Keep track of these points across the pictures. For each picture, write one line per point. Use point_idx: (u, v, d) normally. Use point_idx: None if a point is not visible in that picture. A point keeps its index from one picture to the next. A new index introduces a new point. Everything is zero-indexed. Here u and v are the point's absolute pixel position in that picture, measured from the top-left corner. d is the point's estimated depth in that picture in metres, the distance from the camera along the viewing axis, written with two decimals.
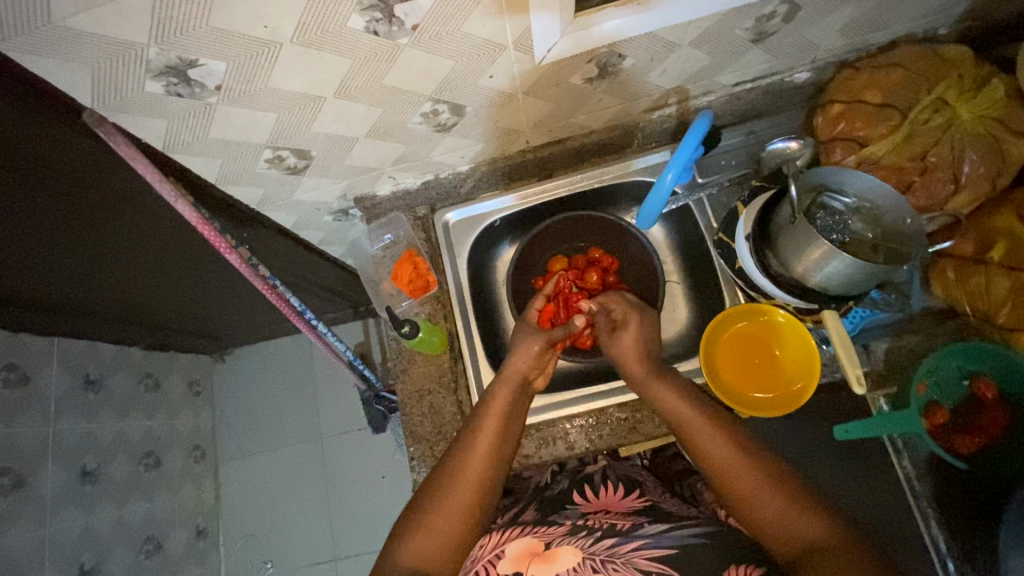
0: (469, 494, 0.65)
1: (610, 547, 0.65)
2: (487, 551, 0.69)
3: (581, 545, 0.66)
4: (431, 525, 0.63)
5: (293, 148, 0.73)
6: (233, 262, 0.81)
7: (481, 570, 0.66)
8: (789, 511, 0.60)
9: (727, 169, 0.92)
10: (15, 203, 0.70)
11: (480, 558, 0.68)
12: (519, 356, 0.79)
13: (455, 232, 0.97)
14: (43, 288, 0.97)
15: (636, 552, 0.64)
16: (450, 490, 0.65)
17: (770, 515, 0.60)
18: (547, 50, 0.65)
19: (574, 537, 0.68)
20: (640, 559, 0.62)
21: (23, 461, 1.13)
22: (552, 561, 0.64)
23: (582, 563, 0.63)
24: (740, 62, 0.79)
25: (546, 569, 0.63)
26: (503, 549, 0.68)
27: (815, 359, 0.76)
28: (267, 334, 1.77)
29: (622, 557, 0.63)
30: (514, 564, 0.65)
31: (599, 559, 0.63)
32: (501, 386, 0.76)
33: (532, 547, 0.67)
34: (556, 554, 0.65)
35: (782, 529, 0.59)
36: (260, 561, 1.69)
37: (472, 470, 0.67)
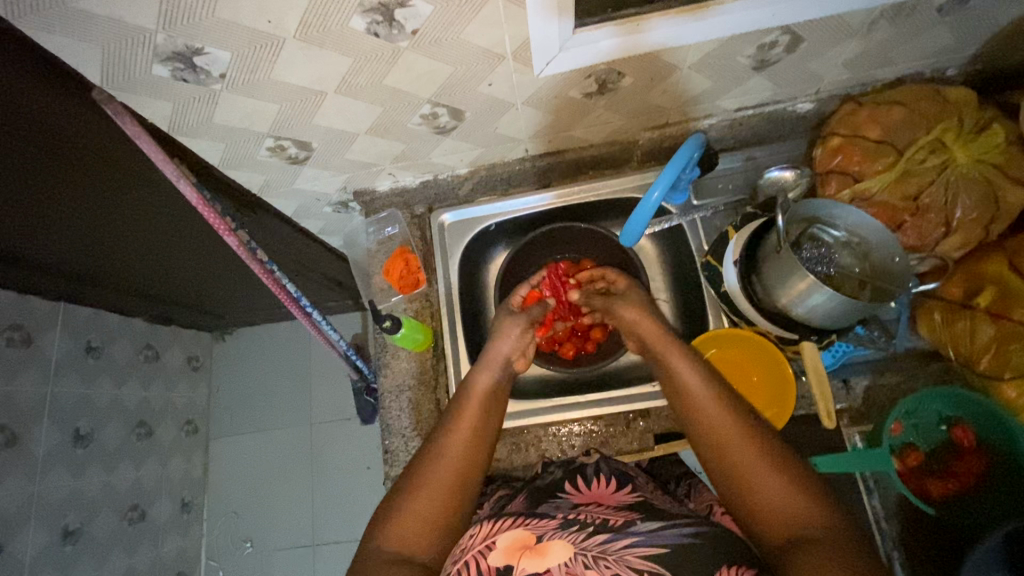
0: (451, 475, 0.65)
1: (602, 543, 0.59)
2: (477, 542, 0.64)
3: (572, 540, 0.60)
4: (415, 511, 0.61)
5: (294, 139, 0.75)
6: (231, 244, 0.83)
7: (469, 563, 0.60)
8: (785, 499, 0.55)
9: (724, 193, 0.92)
10: (25, 169, 0.72)
11: (469, 549, 0.63)
12: (506, 340, 0.82)
13: (449, 233, 0.98)
14: (50, 254, 1.00)
15: (628, 549, 0.58)
16: (431, 477, 0.64)
17: (764, 496, 0.56)
18: (545, 63, 0.66)
19: (566, 532, 0.62)
20: (631, 557, 0.57)
21: (19, 418, 1.17)
22: (543, 556, 0.58)
23: (573, 559, 0.58)
24: (742, 88, 0.79)
25: (539, 563, 0.58)
26: (495, 541, 0.63)
27: (790, 389, 0.78)
28: (267, 317, 1.80)
29: (613, 554, 0.58)
30: (505, 556, 0.60)
31: (591, 554, 0.58)
32: (479, 372, 0.77)
33: (524, 539, 0.61)
34: (548, 548, 0.59)
35: (773, 515, 0.55)
36: (241, 539, 1.72)
37: (454, 454, 0.66)
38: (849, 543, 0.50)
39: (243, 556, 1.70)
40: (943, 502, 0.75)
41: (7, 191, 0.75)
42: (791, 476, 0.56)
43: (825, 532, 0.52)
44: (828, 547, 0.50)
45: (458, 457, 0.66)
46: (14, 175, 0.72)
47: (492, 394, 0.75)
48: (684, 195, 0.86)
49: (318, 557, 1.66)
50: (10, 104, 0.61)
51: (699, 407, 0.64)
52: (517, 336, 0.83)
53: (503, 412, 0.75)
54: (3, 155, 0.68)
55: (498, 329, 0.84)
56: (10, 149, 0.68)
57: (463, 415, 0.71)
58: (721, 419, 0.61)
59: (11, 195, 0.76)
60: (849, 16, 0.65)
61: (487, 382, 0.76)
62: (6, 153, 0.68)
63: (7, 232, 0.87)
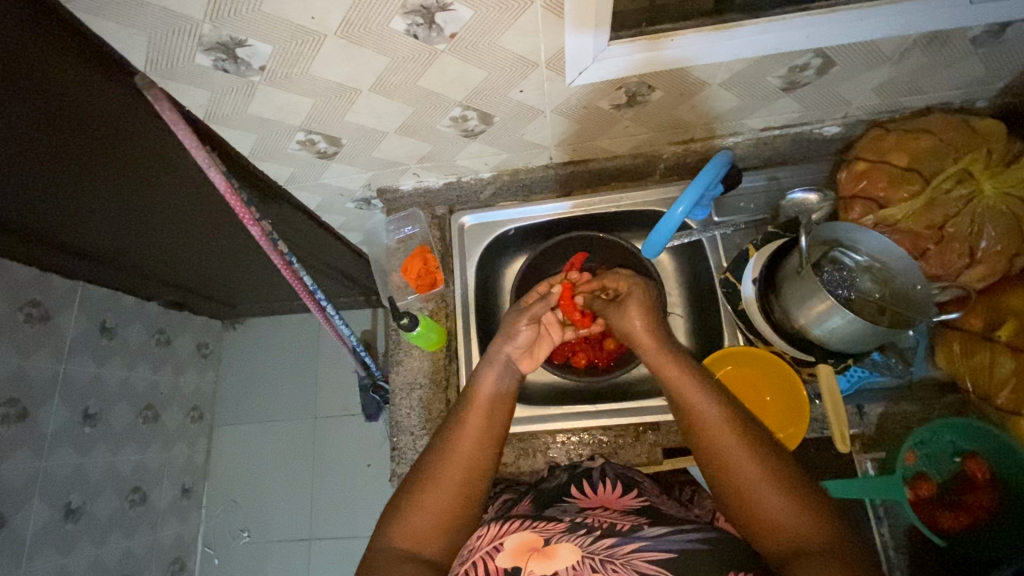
0: (461, 471, 0.66)
1: (609, 547, 0.59)
2: (486, 542, 0.63)
3: (580, 544, 0.60)
4: (426, 506, 0.63)
5: (325, 134, 0.77)
6: (254, 233, 0.85)
7: (477, 563, 0.60)
8: (790, 514, 0.56)
9: (745, 212, 0.91)
10: (63, 148, 0.74)
11: (476, 549, 0.62)
12: (515, 341, 0.81)
13: (469, 236, 0.97)
14: (78, 233, 1.03)
15: (636, 554, 0.58)
16: (440, 473, 0.65)
17: (767, 510, 0.57)
18: (578, 73, 0.67)
19: (573, 535, 0.62)
20: (638, 562, 0.56)
21: (31, 392, 1.23)
22: (551, 558, 0.58)
23: (581, 562, 0.57)
24: (770, 107, 0.80)
25: (546, 566, 0.57)
26: (503, 542, 0.63)
27: (805, 411, 0.75)
28: (279, 309, 1.82)
29: (621, 558, 0.57)
30: (513, 558, 0.59)
31: (599, 559, 0.57)
32: (482, 380, 0.76)
33: (531, 542, 0.61)
34: (556, 550, 0.59)
35: (776, 529, 0.56)
36: (238, 529, 1.72)
37: (463, 452, 0.67)
38: (849, 554, 0.52)
39: (240, 545, 1.71)
40: (953, 535, 0.74)
41: (45, 170, 0.78)
42: (792, 488, 0.57)
43: (824, 543, 0.53)
44: (830, 555, 0.52)
45: (466, 456, 0.67)
46: (54, 156, 0.75)
47: (501, 396, 0.75)
48: (705, 210, 0.86)
49: (314, 552, 1.67)
50: (53, 84, 0.63)
51: (699, 422, 0.65)
52: (525, 336, 0.81)
53: (511, 414, 0.75)
54: (42, 134, 0.70)
55: (507, 327, 0.82)
56: (49, 130, 0.70)
57: (471, 415, 0.71)
58: (722, 432, 0.63)
59: (47, 174, 0.79)
60: (882, 42, 0.66)
61: (490, 389, 0.75)
62: (44, 133, 0.70)
63: (42, 211, 0.90)
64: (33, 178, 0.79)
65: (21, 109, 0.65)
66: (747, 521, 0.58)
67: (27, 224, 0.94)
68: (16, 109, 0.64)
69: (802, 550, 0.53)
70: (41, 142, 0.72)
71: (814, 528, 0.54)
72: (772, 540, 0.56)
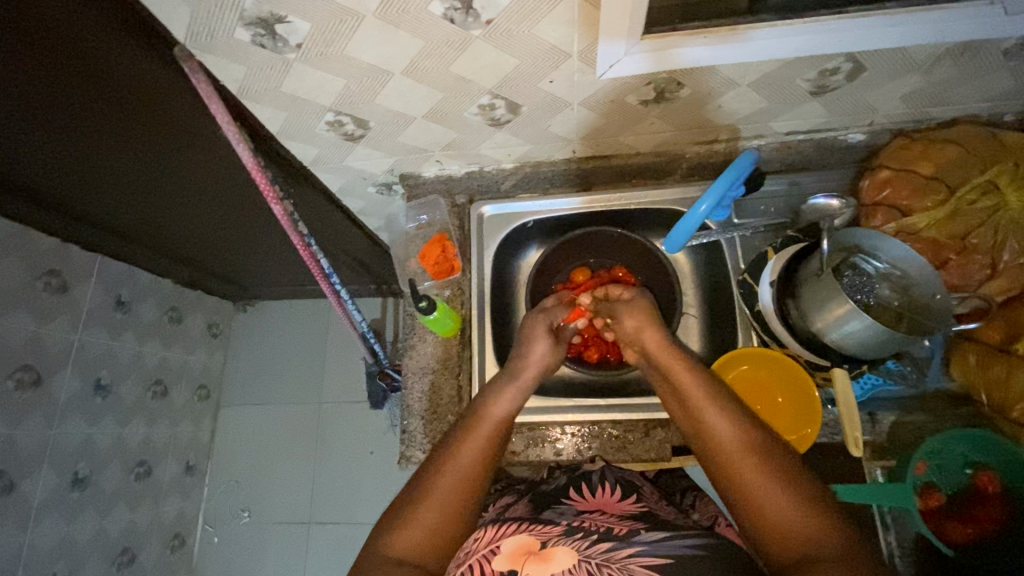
0: (455, 485, 0.64)
1: (606, 551, 0.58)
2: (481, 546, 0.62)
3: (577, 547, 0.60)
4: (420, 519, 0.61)
5: (354, 116, 0.77)
6: (276, 212, 0.86)
7: (474, 566, 0.59)
8: (803, 520, 0.54)
9: (764, 216, 0.91)
10: (95, 114, 0.76)
11: (472, 553, 0.62)
12: (535, 353, 0.82)
13: (488, 225, 0.96)
14: (101, 199, 1.05)
15: (633, 558, 0.57)
16: (436, 481, 0.64)
17: (778, 516, 0.54)
18: (609, 66, 0.67)
19: (570, 538, 0.62)
20: (634, 565, 0.56)
21: (46, 360, 1.25)
22: (548, 560, 0.58)
23: (577, 565, 0.57)
24: (797, 111, 0.80)
25: (543, 569, 0.57)
26: (499, 546, 0.62)
27: (817, 413, 0.74)
28: (291, 293, 1.83)
29: (617, 562, 0.57)
30: (509, 561, 0.59)
31: (595, 562, 0.57)
32: (498, 401, 0.75)
33: (529, 545, 0.61)
34: (553, 554, 0.58)
35: (787, 535, 0.54)
36: (238, 509, 1.74)
37: (461, 464, 0.66)
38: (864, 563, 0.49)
39: (240, 525, 1.72)
40: (963, 545, 0.74)
41: (78, 132, 0.80)
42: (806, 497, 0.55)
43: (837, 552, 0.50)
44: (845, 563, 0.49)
45: (458, 474, 0.65)
46: (86, 120, 0.77)
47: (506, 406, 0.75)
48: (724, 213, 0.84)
49: (313, 536, 1.68)
50: (87, 53, 0.64)
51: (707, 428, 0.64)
52: (543, 348, 0.83)
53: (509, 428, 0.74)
54: (79, 99, 0.72)
55: (525, 344, 0.83)
56: (75, 94, 0.71)
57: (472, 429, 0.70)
58: (731, 438, 0.61)
59: (73, 135, 0.81)
60: (913, 50, 0.66)
61: (501, 411, 0.74)
62: (72, 97, 0.72)
63: (73, 174, 0.93)
64: (59, 137, 0.81)
65: (55, 70, 0.66)
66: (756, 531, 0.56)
67: (53, 184, 0.97)
68: (56, 72, 0.67)
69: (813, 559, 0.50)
70: (76, 106, 0.74)
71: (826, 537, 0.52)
72: (782, 550, 0.54)
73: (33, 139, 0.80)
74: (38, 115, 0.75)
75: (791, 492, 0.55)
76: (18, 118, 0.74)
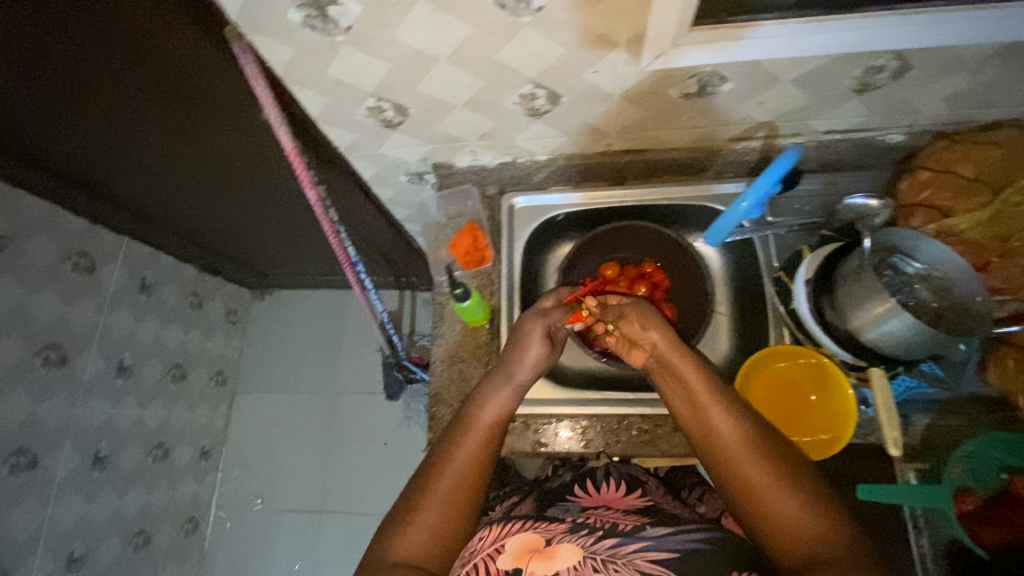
0: (453, 487, 0.65)
1: (611, 547, 0.65)
2: (487, 544, 0.68)
3: (581, 544, 0.65)
4: (421, 522, 0.62)
5: (394, 102, 0.78)
6: (309, 197, 0.94)
7: (479, 565, 0.65)
8: (804, 521, 0.56)
9: (800, 215, 0.90)
10: (139, 92, 0.78)
11: (478, 551, 0.67)
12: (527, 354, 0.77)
13: (519, 216, 0.97)
14: (134, 177, 1.07)
15: (638, 553, 0.64)
16: (436, 485, 0.65)
17: (782, 517, 0.57)
18: (654, 58, 0.67)
19: (575, 535, 0.67)
20: (640, 561, 0.62)
21: (72, 339, 1.26)
22: (553, 558, 0.63)
23: (582, 562, 0.63)
24: (837, 110, 0.80)
25: (548, 566, 0.62)
26: (504, 545, 0.67)
27: (851, 412, 0.74)
28: (309, 283, 1.84)
29: (623, 558, 0.63)
30: (514, 559, 0.64)
31: (600, 559, 0.63)
32: (485, 405, 0.72)
33: (533, 543, 0.66)
34: (557, 551, 0.64)
35: (790, 535, 0.56)
36: (251, 495, 1.75)
37: (461, 465, 0.67)
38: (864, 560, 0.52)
39: (252, 512, 1.73)
40: (998, 552, 0.70)
41: (122, 106, 0.82)
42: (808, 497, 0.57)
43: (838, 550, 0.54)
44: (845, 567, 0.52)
45: (456, 476, 0.66)
46: (131, 95, 0.79)
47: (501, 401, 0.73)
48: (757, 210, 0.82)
49: (324, 525, 1.68)
50: (128, 22, 0.65)
51: (710, 427, 0.63)
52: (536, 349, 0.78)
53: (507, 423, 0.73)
54: (127, 74, 0.74)
55: (517, 346, 0.78)
56: (125, 69, 0.73)
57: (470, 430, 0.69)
58: (735, 438, 0.61)
59: (109, 113, 0.83)
60: (962, 49, 0.66)
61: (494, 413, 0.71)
62: (112, 70, 0.73)
63: (111, 149, 0.95)
64: (102, 111, 0.83)
65: (110, 42, 0.68)
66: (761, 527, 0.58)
67: (91, 159, 0.99)
68: (110, 44, 0.69)
69: (817, 560, 0.53)
70: (123, 80, 0.76)
71: (829, 535, 0.55)
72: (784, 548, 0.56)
73: (70, 116, 0.83)
74: (85, 88, 0.76)
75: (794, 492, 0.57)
76: (57, 89, 0.76)
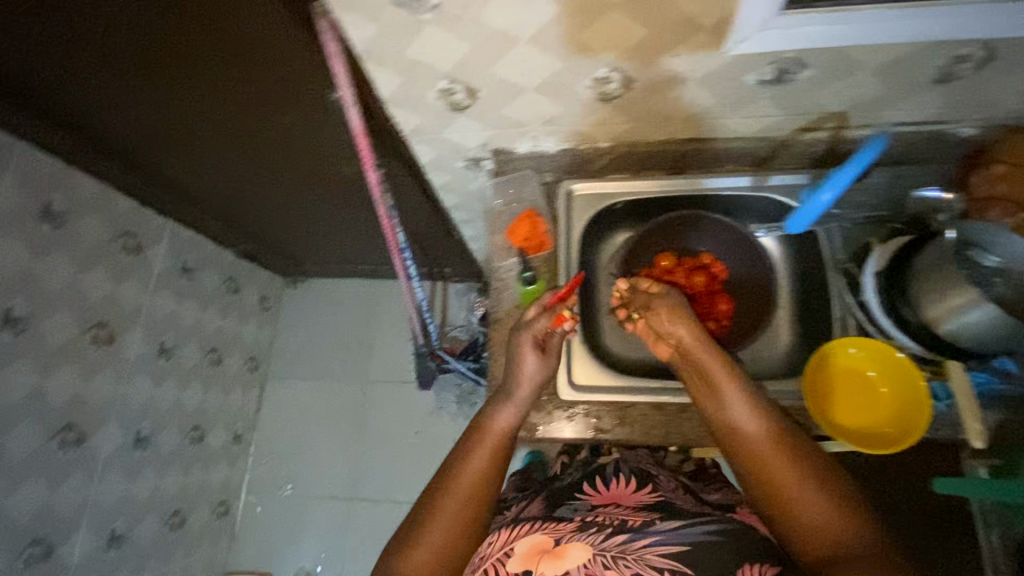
0: (459, 505, 0.67)
1: (622, 544, 0.61)
2: (497, 549, 0.64)
3: (591, 542, 0.61)
4: (430, 539, 0.64)
5: (467, 84, 0.78)
6: (371, 178, 0.97)
7: (490, 569, 0.61)
8: (828, 515, 0.57)
9: (863, 209, 0.89)
10: (214, 63, 0.79)
11: (486, 558, 0.64)
12: (524, 372, 0.78)
13: (577, 204, 0.96)
14: (192, 152, 1.08)
15: (649, 549, 0.60)
16: (444, 502, 0.67)
17: (806, 511, 0.58)
18: (739, 42, 0.67)
19: (585, 534, 0.63)
20: (652, 557, 0.59)
21: (119, 318, 1.27)
22: (562, 559, 0.59)
23: (593, 560, 0.59)
24: (912, 101, 0.79)
25: (558, 567, 0.58)
26: (513, 547, 0.63)
27: (925, 407, 0.73)
28: (343, 272, 1.85)
29: (634, 554, 0.59)
30: (523, 562, 0.61)
31: (610, 556, 0.59)
32: (499, 415, 0.76)
33: (542, 544, 0.62)
34: (567, 551, 0.60)
35: (815, 529, 0.57)
36: (281, 481, 1.76)
37: (467, 481, 0.69)
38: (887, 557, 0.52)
39: (282, 497, 1.74)
40: None
41: (195, 77, 0.83)
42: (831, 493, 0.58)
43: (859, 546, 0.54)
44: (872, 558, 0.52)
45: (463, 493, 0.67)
46: (205, 66, 0.80)
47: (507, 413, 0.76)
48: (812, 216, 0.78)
49: (353, 512, 1.69)
50: None
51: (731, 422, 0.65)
52: (532, 367, 0.79)
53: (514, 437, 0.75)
54: (206, 44, 0.75)
55: (513, 362, 0.79)
56: (204, 38, 0.74)
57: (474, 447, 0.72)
58: (758, 434, 0.63)
59: (178, 83, 0.85)
60: None
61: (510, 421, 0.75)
62: (193, 37, 0.74)
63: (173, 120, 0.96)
64: (173, 78, 0.83)
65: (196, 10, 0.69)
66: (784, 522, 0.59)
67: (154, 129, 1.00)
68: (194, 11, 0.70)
69: (835, 555, 0.54)
70: (200, 49, 0.76)
71: (855, 530, 0.55)
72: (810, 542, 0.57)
73: (139, 83, 0.86)
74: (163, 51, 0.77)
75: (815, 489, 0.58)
76: (139, 46, 0.78)
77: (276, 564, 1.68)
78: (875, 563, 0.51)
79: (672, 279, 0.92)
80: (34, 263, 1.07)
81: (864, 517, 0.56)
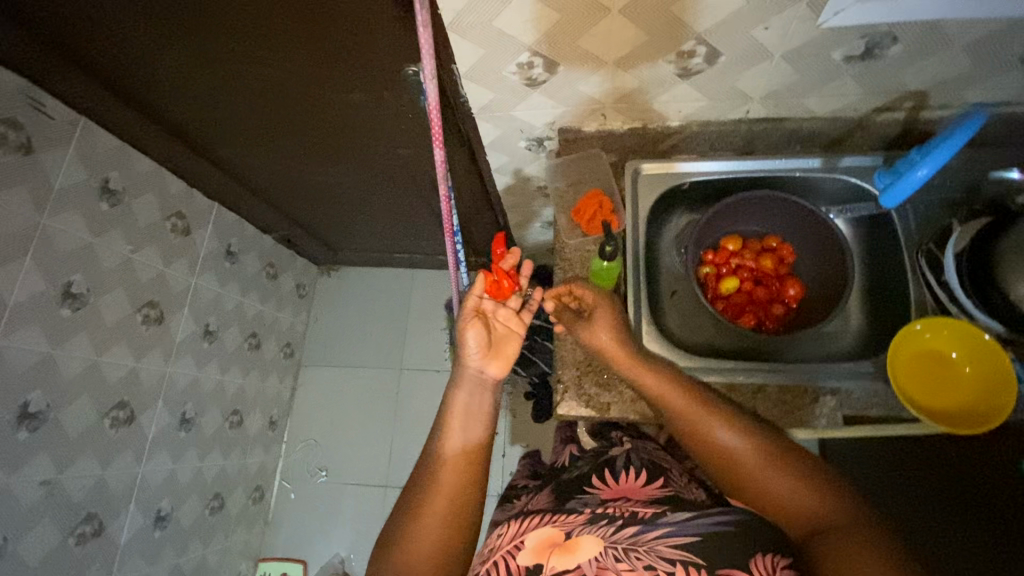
0: (442, 505, 0.68)
1: (632, 536, 0.64)
2: (506, 542, 0.69)
3: (602, 535, 0.65)
4: (418, 544, 0.66)
5: (546, 58, 0.78)
6: (435, 157, 0.81)
7: (500, 562, 0.66)
8: (795, 495, 0.63)
9: (938, 189, 0.88)
10: (289, 36, 0.78)
11: (498, 549, 0.69)
12: (468, 348, 0.78)
13: (643, 184, 0.95)
14: (249, 130, 1.08)
15: (659, 540, 0.63)
16: (429, 509, 0.68)
17: (775, 494, 0.64)
18: (834, 14, 0.66)
19: (594, 527, 0.67)
20: (662, 548, 0.62)
21: (168, 299, 1.28)
22: (574, 552, 0.63)
23: (605, 552, 0.62)
24: (998, 79, 0.78)
25: (568, 560, 0.62)
26: (523, 541, 0.68)
27: (1010, 386, 0.72)
28: (378, 260, 1.85)
29: (645, 545, 0.62)
30: (535, 556, 0.65)
31: (621, 547, 0.63)
32: (450, 432, 0.74)
33: (553, 538, 0.66)
34: (578, 544, 0.64)
35: (789, 507, 0.64)
36: (315, 467, 1.76)
37: (448, 484, 0.70)
38: (858, 521, 0.60)
39: (316, 484, 1.74)
40: None
41: (270, 51, 0.82)
42: (790, 473, 0.65)
43: (837, 515, 0.61)
44: (843, 527, 0.59)
45: (448, 496, 0.69)
46: (280, 41, 0.79)
47: (473, 400, 0.76)
48: (893, 197, 0.81)
49: (388, 499, 1.68)
50: None
51: (685, 423, 0.71)
52: (475, 340, 0.78)
53: (485, 429, 0.76)
54: (285, 16, 0.74)
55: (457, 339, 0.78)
56: (285, 11, 0.73)
57: (446, 447, 0.72)
58: (713, 430, 0.69)
59: (253, 62, 0.85)
60: None
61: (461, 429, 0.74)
62: (274, 10, 0.73)
63: (238, 95, 0.95)
64: (244, 50, 0.82)
65: None
66: (765, 507, 0.66)
67: (215, 104, 0.99)
68: None
69: (821, 530, 0.60)
70: (278, 22, 0.75)
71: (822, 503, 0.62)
72: (790, 519, 0.64)
73: (213, 58, 0.85)
74: (240, 22, 0.76)
75: (786, 470, 0.65)
76: (217, 18, 0.76)
77: (310, 551, 1.67)
78: (843, 531, 0.59)
79: (740, 261, 0.93)
80: (94, 239, 1.07)
81: (831, 484, 0.64)
